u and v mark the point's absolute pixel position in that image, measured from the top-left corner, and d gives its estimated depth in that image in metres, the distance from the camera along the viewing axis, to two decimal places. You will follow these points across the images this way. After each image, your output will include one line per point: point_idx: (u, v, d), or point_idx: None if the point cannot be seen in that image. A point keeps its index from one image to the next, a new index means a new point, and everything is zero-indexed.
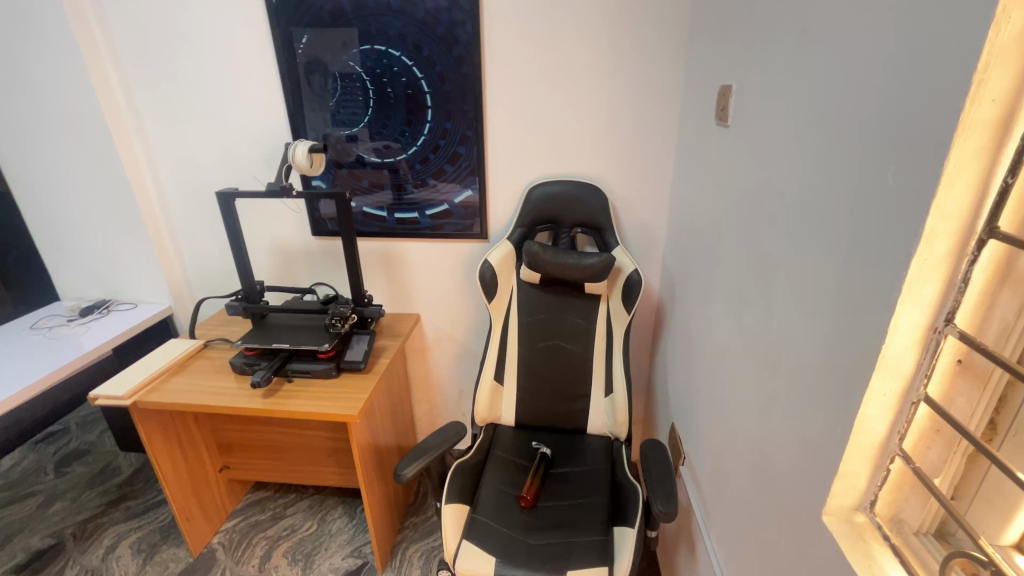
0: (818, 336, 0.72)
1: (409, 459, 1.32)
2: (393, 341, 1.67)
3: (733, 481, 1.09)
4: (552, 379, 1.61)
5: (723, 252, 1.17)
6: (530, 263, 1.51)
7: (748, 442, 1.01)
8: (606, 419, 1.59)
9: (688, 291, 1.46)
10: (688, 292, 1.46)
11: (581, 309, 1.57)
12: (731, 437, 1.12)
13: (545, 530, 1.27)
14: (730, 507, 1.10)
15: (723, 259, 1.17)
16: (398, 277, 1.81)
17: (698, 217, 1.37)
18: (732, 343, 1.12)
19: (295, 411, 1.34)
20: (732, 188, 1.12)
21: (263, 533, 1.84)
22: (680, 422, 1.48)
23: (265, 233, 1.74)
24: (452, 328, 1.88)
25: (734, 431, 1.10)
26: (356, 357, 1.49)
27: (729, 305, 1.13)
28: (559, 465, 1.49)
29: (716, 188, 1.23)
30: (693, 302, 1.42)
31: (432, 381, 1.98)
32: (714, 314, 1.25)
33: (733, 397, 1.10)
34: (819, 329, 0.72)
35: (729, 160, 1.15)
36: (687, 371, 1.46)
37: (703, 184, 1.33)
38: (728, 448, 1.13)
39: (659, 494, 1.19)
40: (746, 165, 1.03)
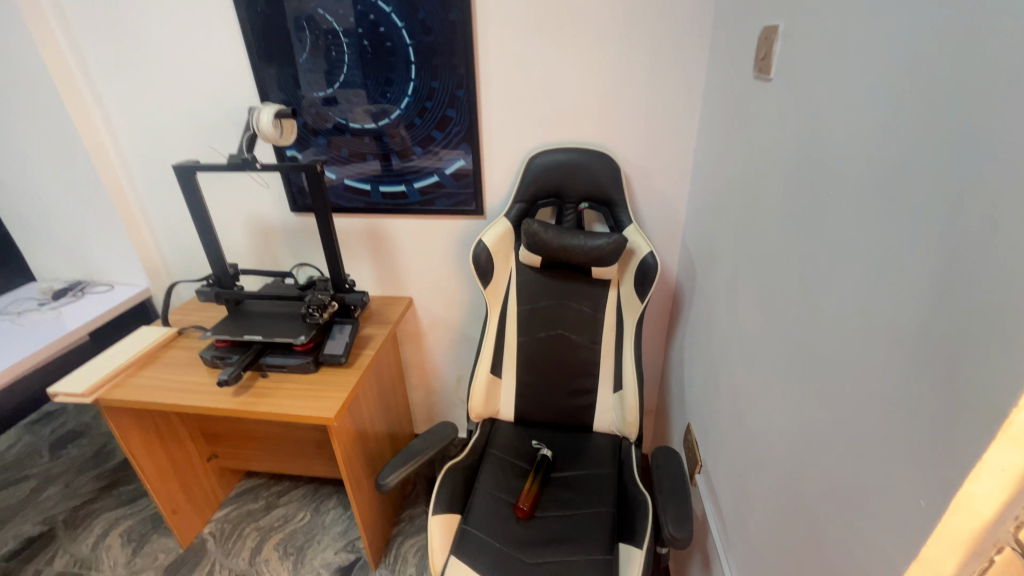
0: (909, 369, 0.54)
1: (392, 465, 1.19)
2: (381, 329, 1.53)
3: (767, 508, 0.93)
4: (556, 372, 1.45)
5: (760, 237, 0.98)
6: (530, 245, 1.33)
7: (787, 469, 0.84)
8: (614, 417, 1.44)
9: (712, 278, 1.27)
10: (713, 279, 1.27)
11: (588, 295, 1.40)
12: (762, 456, 0.95)
13: (543, 545, 1.14)
14: (761, 537, 0.95)
15: (760, 246, 0.98)
16: (386, 258, 1.65)
17: (727, 192, 1.16)
18: (768, 347, 0.93)
19: (266, 411, 1.21)
20: (774, 158, 0.91)
21: (255, 524, 1.78)
22: (698, 423, 1.32)
23: (238, 210, 1.58)
24: (447, 312, 1.72)
25: (769, 451, 0.93)
26: (336, 350, 1.34)
27: (766, 302, 0.94)
28: (561, 468, 1.36)
29: (753, 159, 1.02)
30: (718, 291, 1.23)
31: (428, 368, 1.85)
32: (745, 309, 1.06)
33: (767, 411, 0.93)
34: (911, 358, 0.53)
35: (770, 123, 0.93)
36: (708, 369, 1.29)
37: (736, 153, 1.11)
38: (761, 468, 0.97)
39: (670, 508, 1.04)
40: (798, 130, 0.82)
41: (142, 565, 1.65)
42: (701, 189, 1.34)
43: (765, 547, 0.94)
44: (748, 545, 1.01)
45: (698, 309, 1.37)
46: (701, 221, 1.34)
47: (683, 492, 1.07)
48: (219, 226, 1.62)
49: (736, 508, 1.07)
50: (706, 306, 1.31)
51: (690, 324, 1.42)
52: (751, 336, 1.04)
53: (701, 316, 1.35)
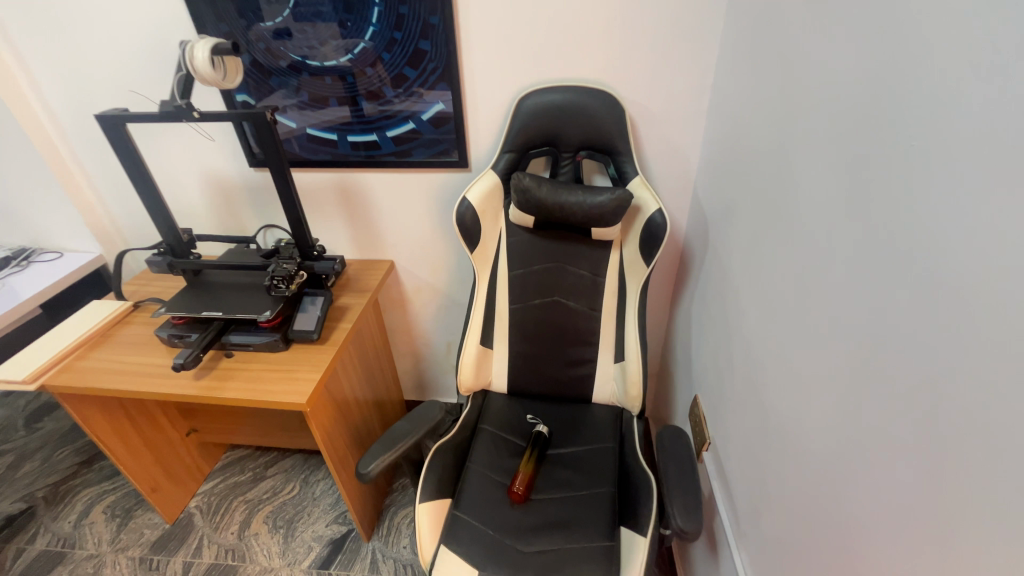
0: None
1: (371, 454, 1.08)
2: (358, 297, 1.38)
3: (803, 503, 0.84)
4: (552, 342, 1.33)
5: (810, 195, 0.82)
6: (521, 203, 1.16)
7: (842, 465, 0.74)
8: (615, 388, 1.33)
9: (731, 239, 1.12)
10: (731, 241, 1.12)
11: (587, 258, 1.25)
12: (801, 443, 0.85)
13: (540, 532, 1.06)
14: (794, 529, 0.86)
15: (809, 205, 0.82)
16: (361, 217, 1.48)
17: (761, 140, 0.98)
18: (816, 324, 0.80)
19: (232, 397, 1.09)
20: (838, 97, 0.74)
21: (243, 497, 1.72)
22: (707, 396, 1.22)
23: (188, 165, 1.38)
24: (433, 276, 1.57)
25: (813, 446, 0.81)
26: (307, 325, 1.21)
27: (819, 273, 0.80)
28: (558, 445, 1.27)
29: (804, 101, 0.84)
30: (738, 255, 1.08)
31: (415, 334, 1.73)
32: (778, 277, 0.93)
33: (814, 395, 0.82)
34: None
35: (832, 50, 0.75)
36: (721, 341, 1.16)
37: (777, 92, 0.92)
38: (798, 460, 0.86)
39: (677, 499, 0.94)
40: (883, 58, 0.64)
41: (127, 542, 1.60)
42: (720, 134, 1.16)
43: (798, 544, 0.85)
44: (770, 537, 0.93)
45: (711, 273, 1.22)
46: (719, 173, 1.17)
47: (692, 479, 0.97)
48: (169, 185, 1.43)
49: (755, 494, 0.99)
50: (721, 271, 1.17)
51: (701, 288, 1.29)
52: (787, 311, 0.90)
53: (714, 280, 1.21)
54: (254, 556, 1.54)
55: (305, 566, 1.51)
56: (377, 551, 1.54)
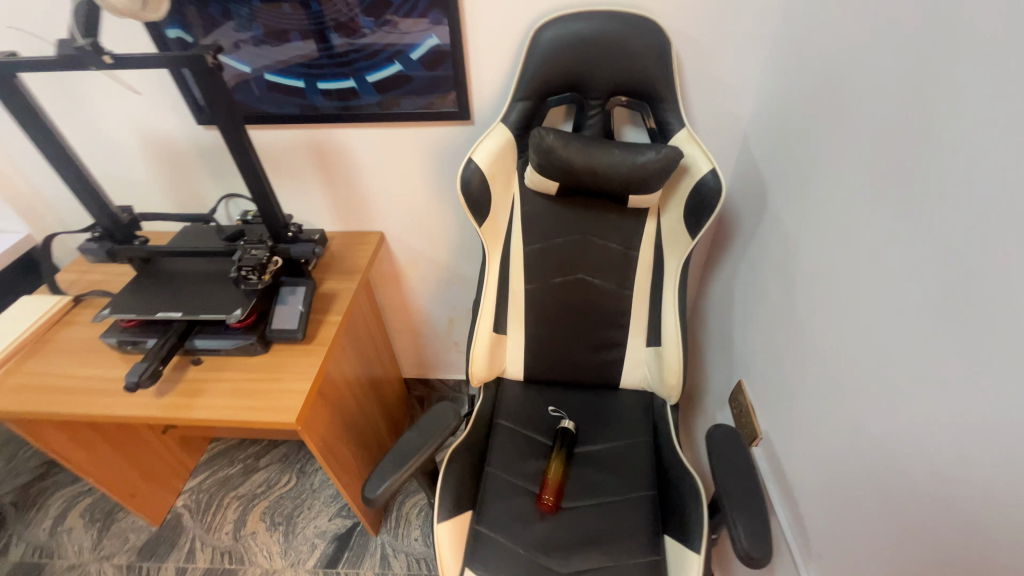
0: None
1: (379, 475, 0.92)
2: (347, 281, 1.17)
3: (904, 530, 0.73)
4: (575, 324, 1.16)
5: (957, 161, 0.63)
6: (541, 165, 0.94)
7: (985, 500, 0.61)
8: (647, 373, 1.18)
9: (807, 206, 0.93)
10: (807, 208, 0.93)
11: (618, 230, 1.06)
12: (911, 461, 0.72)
13: (576, 549, 0.95)
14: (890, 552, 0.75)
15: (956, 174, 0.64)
16: (341, 183, 1.23)
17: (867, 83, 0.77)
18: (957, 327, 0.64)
19: (204, 416, 0.91)
20: None
21: (234, 492, 1.58)
22: (758, 383, 1.08)
23: (119, 123, 1.10)
24: (430, 248, 1.36)
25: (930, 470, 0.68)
26: (289, 324, 1.00)
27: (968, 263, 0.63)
28: (586, 440, 1.13)
29: (962, 29, 0.62)
30: (819, 225, 0.90)
31: (412, 310, 1.54)
32: (884, 261, 0.75)
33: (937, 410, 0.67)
34: None
35: None
36: (782, 325, 1.01)
37: (906, 17, 0.70)
38: (903, 481, 0.73)
39: (742, 516, 0.82)
40: None
41: (111, 549, 1.47)
42: (797, 74, 0.94)
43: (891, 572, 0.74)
44: (849, 555, 0.82)
45: (770, 243, 1.04)
46: (791, 124, 0.97)
47: (755, 492, 0.85)
48: (98, 149, 1.15)
49: (828, 503, 0.87)
50: (788, 242, 0.99)
51: (751, 259, 1.11)
52: (897, 303, 0.73)
53: (773, 253, 1.03)
54: (254, 557, 1.44)
55: (310, 566, 1.41)
56: (386, 545, 1.44)
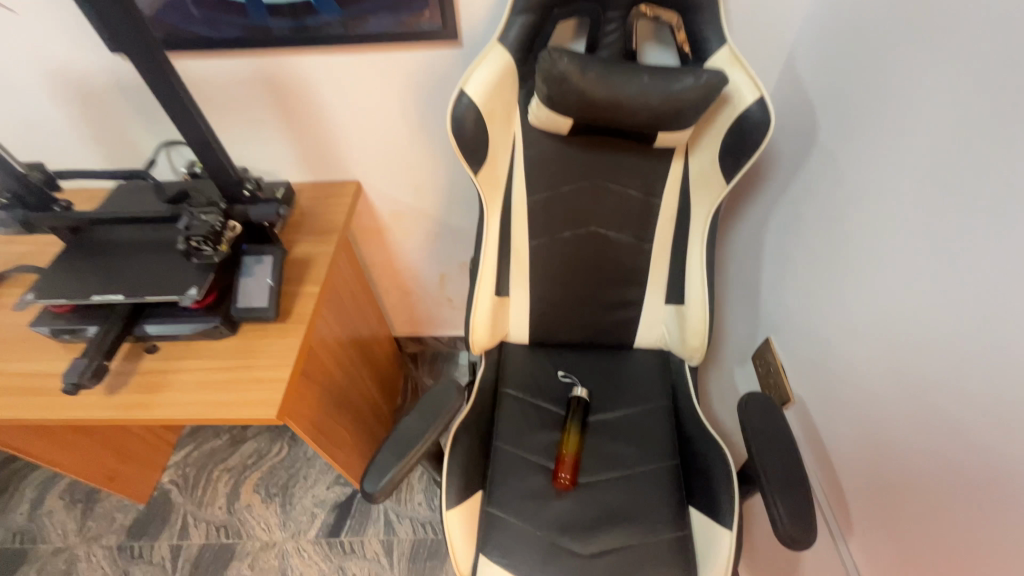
0: None
1: (378, 469, 0.82)
2: (323, 243, 1.00)
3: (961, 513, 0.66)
4: (587, 282, 1.03)
5: None
6: (550, 99, 0.76)
7: None
8: (666, 332, 1.07)
9: (873, 141, 0.78)
10: (871, 142, 0.78)
11: (637, 173, 0.91)
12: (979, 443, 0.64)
13: (597, 528, 0.88)
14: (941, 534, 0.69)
15: None
16: (304, 123, 1.03)
17: None
18: None
19: (166, 414, 0.78)
20: None
21: (224, 465, 1.50)
22: (792, 341, 0.99)
23: (13, 54, 0.87)
24: (416, 197, 1.18)
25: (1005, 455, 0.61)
26: (258, 301, 0.85)
27: None
28: (601, 407, 1.04)
29: None
30: (885, 164, 0.76)
31: (399, 266, 1.38)
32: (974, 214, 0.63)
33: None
34: None
35: None
36: (826, 278, 0.90)
37: None
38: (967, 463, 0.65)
39: (783, 495, 0.76)
40: None
41: (98, 531, 1.40)
42: None
43: (947, 552, 0.68)
44: (893, 528, 0.76)
45: (818, 184, 0.90)
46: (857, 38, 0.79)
47: (797, 467, 0.78)
48: None
49: (869, 472, 0.81)
50: (841, 184, 0.85)
51: (790, 201, 0.98)
52: (987, 264, 0.61)
53: (821, 195, 0.89)
54: (252, 531, 1.38)
55: (312, 536, 1.36)
56: (390, 510, 1.39)
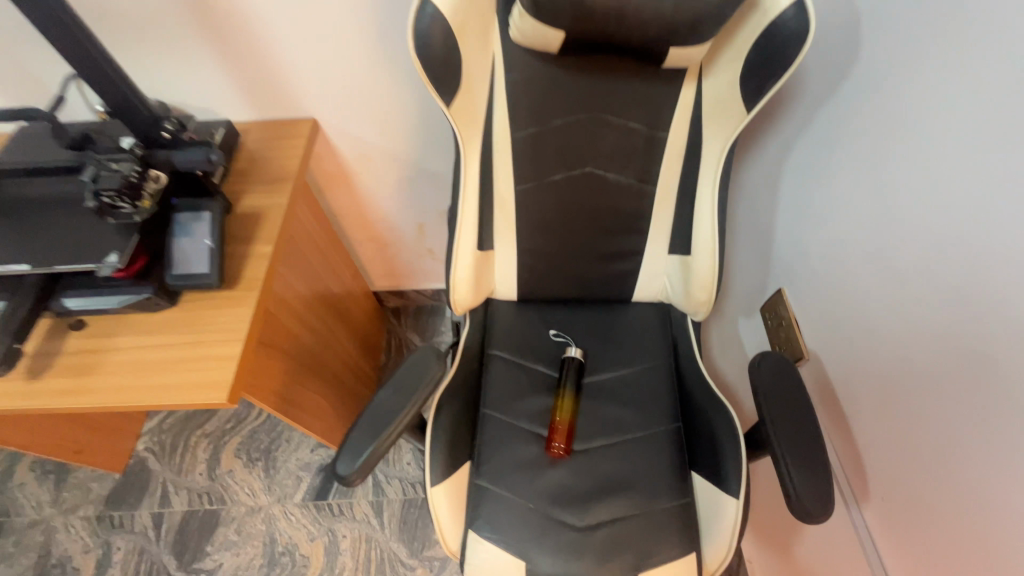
0: None
1: (353, 449, 0.74)
2: (274, 193, 0.86)
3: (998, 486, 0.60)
4: (581, 231, 0.91)
5: None
6: (537, 7, 0.60)
7: None
8: (667, 285, 0.97)
9: (932, 54, 0.64)
10: (931, 56, 0.64)
11: (639, 102, 0.77)
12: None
13: (594, 498, 0.83)
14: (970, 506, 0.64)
15: None
16: (240, 46, 0.84)
17: None
18: None
19: (101, 401, 0.68)
20: None
21: (201, 430, 1.43)
22: (810, 292, 0.89)
23: None
24: (384, 136, 1.02)
25: None
26: (197, 267, 0.72)
27: None
28: (597, 367, 0.96)
29: None
30: (947, 87, 0.62)
31: (371, 215, 1.24)
32: None
33: None
34: None
35: None
36: (855, 224, 0.78)
37: None
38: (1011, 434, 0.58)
39: (799, 466, 0.69)
40: None
41: (74, 502, 1.34)
42: None
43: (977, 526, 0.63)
44: (916, 496, 0.71)
45: (855, 112, 0.76)
46: None
47: (814, 434, 0.71)
48: None
49: (892, 438, 0.74)
50: (885, 113, 0.72)
51: (816, 135, 0.84)
52: None
53: (857, 126, 0.76)
54: (236, 496, 1.34)
55: (299, 500, 1.32)
56: (378, 471, 1.34)
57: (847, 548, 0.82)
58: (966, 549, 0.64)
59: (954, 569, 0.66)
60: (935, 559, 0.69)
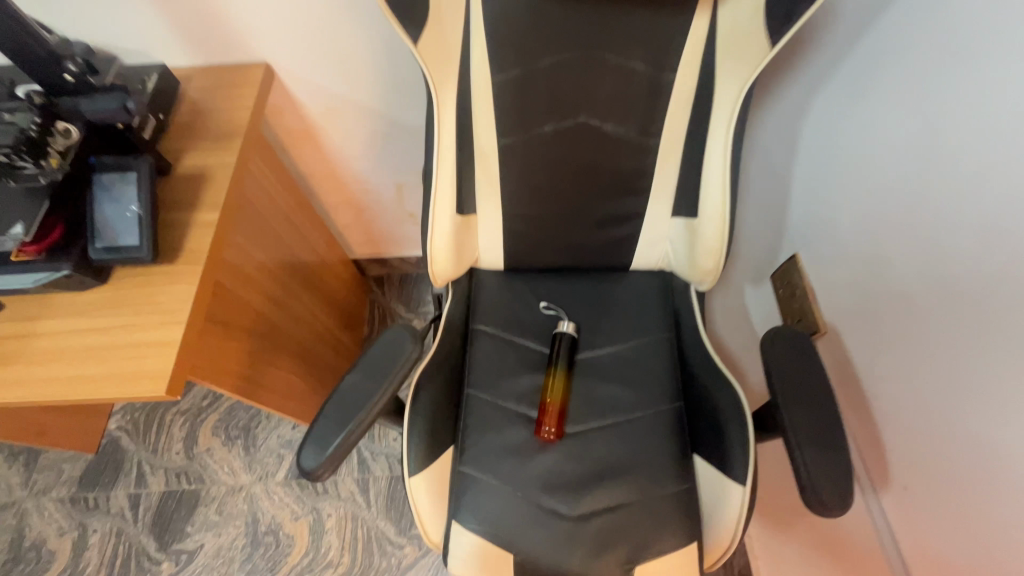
0: None
1: (320, 438, 0.66)
2: (220, 150, 0.74)
3: None
4: (575, 192, 0.81)
5: None
6: None
7: None
8: (670, 251, 0.88)
9: None
10: None
11: (643, 36, 0.65)
12: None
13: (589, 486, 0.76)
14: (1006, 500, 0.57)
15: None
16: None
17: None
18: None
19: (21, 395, 0.59)
20: None
21: (176, 408, 1.36)
22: (835, 258, 0.80)
23: None
24: (353, 84, 0.90)
25: None
26: (124, 237, 0.62)
27: None
28: (592, 342, 0.88)
29: None
30: None
31: (344, 176, 1.13)
32: None
33: None
34: None
35: None
36: (906, 180, 0.69)
37: None
38: None
39: (816, 455, 0.62)
40: None
41: (46, 483, 1.28)
42: None
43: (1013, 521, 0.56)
44: (944, 485, 0.64)
45: (919, 48, 0.66)
46: None
47: (834, 418, 0.64)
48: None
49: (923, 422, 0.66)
50: (960, 45, 0.61)
51: (865, 70, 0.73)
52: None
53: (923, 64, 0.65)
54: (215, 475, 1.28)
55: (281, 478, 1.27)
56: (363, 448, 1.28)
57: (865, 534, 0.76)
58: (997, 544, 0.58)
59: (979, 565, 0.61)
60: (957, 553, 0.63)
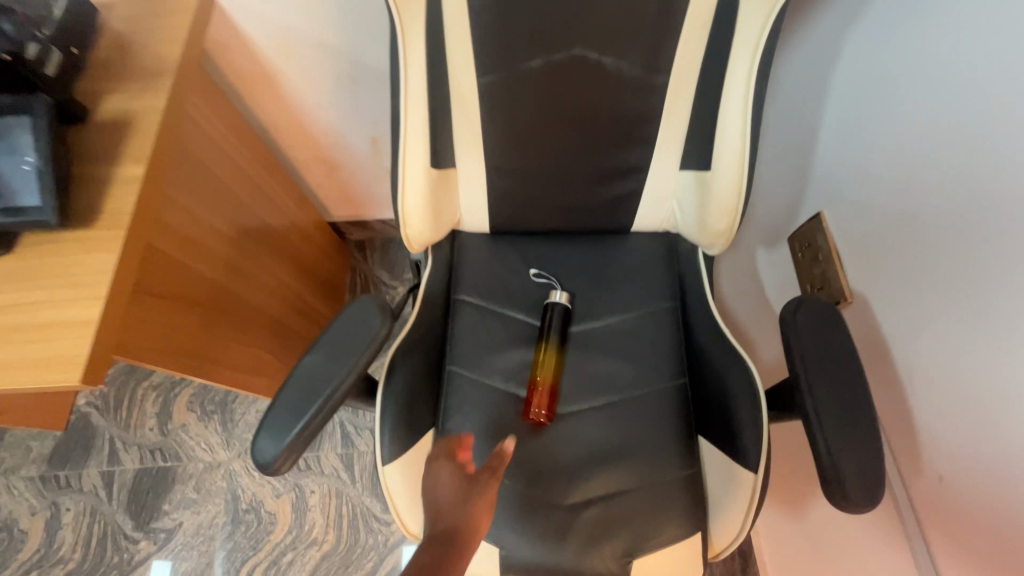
0: None
1: (277, 426, 0.58)
2: (147, 92, 0.62)
3: None
4: (569, 141, 0.69)
5: None
6: None
7: None
8: (677, 210, 0.77)
9: None
10: None
11: None
12: None
13: (583, 471, 0.70)
14: None
15: None
16: None
17: None
18: None
19: None
20: None
21: (147, 382, 1.28)
22: (866, 217, 0.70)
23: None
24: (311, 15, 0.76)
25: None
26: (23, 198, 0.52)
27: None
28: (589, 314, 0.79)
29: None
30: None
31: (311, 127, 1.00)
32: None
33: None
34: None
35: None
36: (961, 121, 0.57)
37: None
38: None
39: (842, 444, 0.54)
40: None
41: (13, 461, 1.22)
42: None
43: None
44: (983, 474, 0.56)
45: None
46: None
47: (863, 402, 0.56)
48: None
49: (961, 405, 0.58)
50: None
51: None
52: None
53: None
54: (192, 452, 1.22)
55: None
56: (346, 423, 1.21)
57: (884, 520, 0.70)
58: None
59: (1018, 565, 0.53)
60: (988, 550, 0.56)
